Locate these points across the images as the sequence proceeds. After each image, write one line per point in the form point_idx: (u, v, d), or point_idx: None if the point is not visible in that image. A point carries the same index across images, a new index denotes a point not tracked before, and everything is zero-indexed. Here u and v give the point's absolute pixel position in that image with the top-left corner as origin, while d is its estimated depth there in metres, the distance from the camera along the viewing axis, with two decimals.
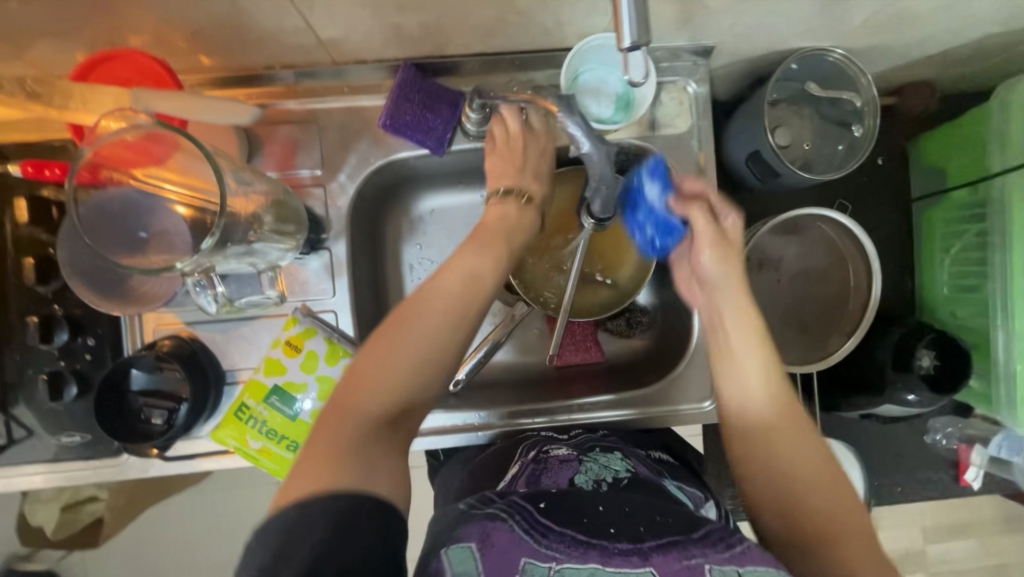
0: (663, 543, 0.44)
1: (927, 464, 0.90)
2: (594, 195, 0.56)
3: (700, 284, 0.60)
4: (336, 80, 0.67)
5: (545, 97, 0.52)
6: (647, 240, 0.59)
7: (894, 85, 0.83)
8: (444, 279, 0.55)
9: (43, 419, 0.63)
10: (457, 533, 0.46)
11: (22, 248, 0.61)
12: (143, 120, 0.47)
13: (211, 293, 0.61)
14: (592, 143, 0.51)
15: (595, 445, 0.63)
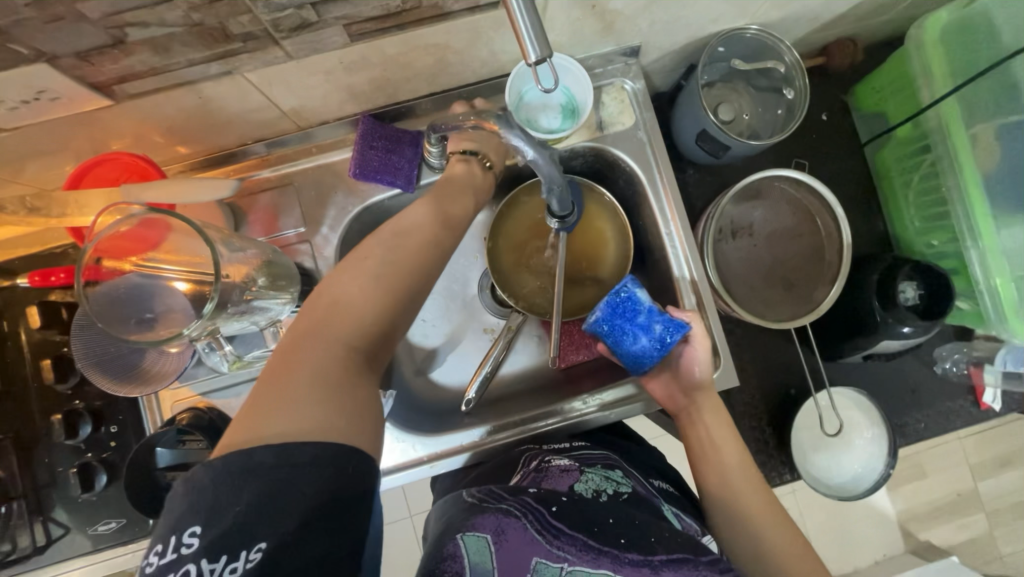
0: (673, 558, 0.50)
1: (946, 395, 0.90)
2: (550, 195, 0.59)
3: (681, 385, 0.70)
4: (304, 143, 0.72)
5: (488, 119, 0.50)
6: (655, 338, 0.66)
7: (817, 46, 0.88)
8: (416, 211, 0.59)
9: (77, 513, 0.65)
10: (468, 522, 0.51)
11: (41, 352, 0.65)
12: (137, 210, 0.52)
13: (219, 352, 0.64)
14: (535, 150, 0.52)
15: (596, 461, 0.65)
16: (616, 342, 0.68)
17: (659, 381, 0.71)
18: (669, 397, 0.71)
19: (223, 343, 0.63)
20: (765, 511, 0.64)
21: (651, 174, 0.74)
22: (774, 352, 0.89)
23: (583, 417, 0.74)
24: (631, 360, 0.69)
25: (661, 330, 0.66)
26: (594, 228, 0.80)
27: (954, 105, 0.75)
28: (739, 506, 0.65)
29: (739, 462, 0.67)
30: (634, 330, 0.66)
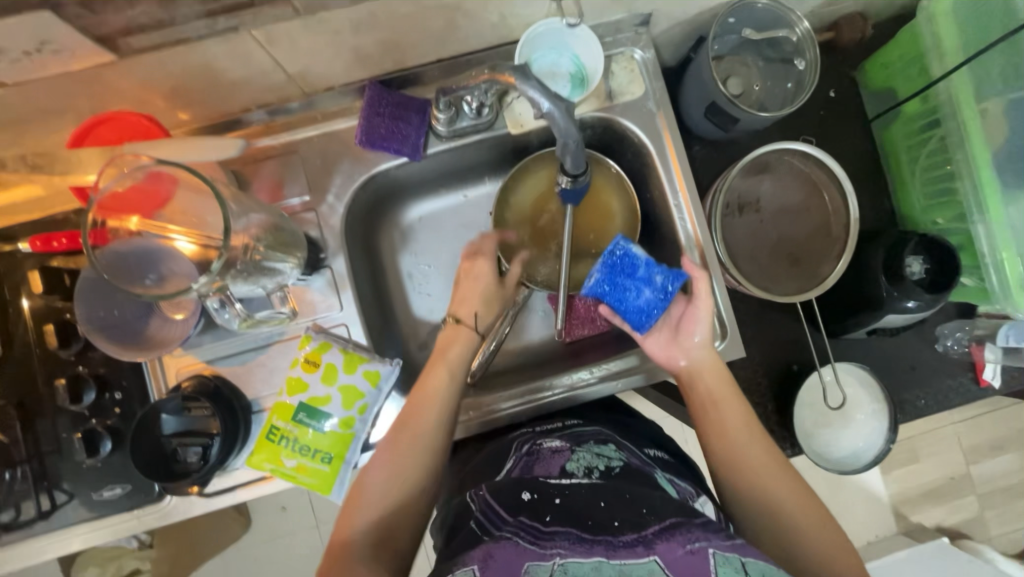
0: (665, 527, 0.48)
1: (945, 372, 0.91)
2: (564, 153, 0.57)
3: (681, 344, 0.69)
4: (308, 110, 0.71)
5: (502, 71, 0.51)
6: (657, 290, 0.67)
7: (827, 21, 0.88)
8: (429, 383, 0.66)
9: (81, 479, 0.65)
10: (462, 556, 0.48)
11: (44, 318, 0.65)
12: (143, 162, 0.51)
13: (229, 309, 0.64)
14: (552, 102, 0.51)
15: (588, 438, 0.65)
16: (618, 301, 0.69)
17: (663, 339, 0.70)
18: (669, 359, 0.70)
19: (230, 300, 0.63)
20: (776, 475, 0.60)
21: (659, 145, 0.73)
22: (778, 329, 0.89)
23: (588, 388, 0.74)
24: (633, 316, 0.69)
25: (662, 280, 0.67)
26: (600, 202, 0.80)
27: (966, 77, 0.75)
28: (744, 466, 0.62)
29: (741, 420, 0.65)
30: (636, 284, 0.67)
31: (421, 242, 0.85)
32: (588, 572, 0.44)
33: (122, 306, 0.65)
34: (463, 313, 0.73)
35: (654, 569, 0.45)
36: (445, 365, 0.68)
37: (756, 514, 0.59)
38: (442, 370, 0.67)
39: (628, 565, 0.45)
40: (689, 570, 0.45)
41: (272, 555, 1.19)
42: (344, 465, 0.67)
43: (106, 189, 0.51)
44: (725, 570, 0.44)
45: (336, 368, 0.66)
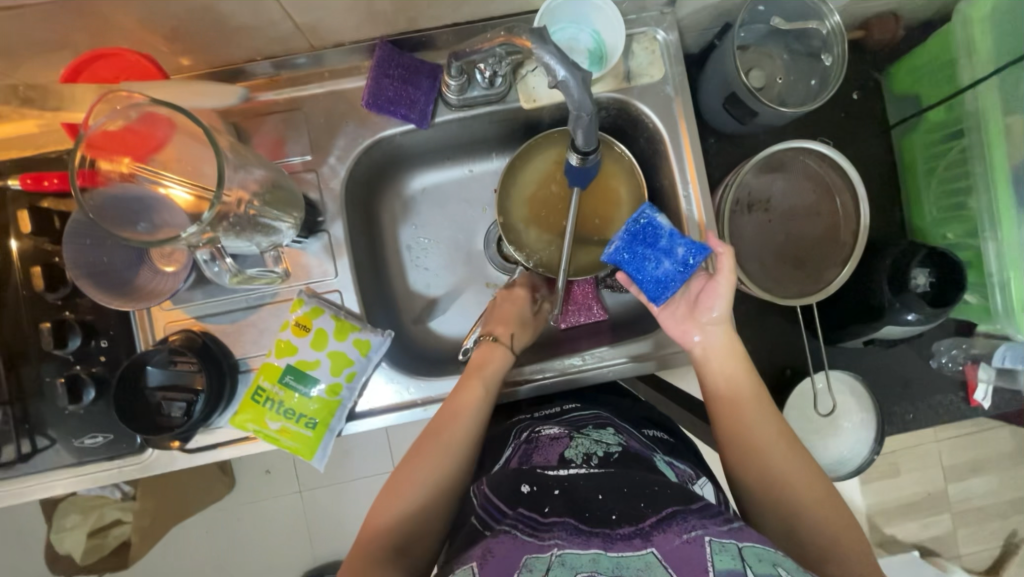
0: (663, 518, 0.47)
1: (937, 388, 0.91)
2: (576, 127, 0.54)
3: (697, 319, 0.68)
4: (315, 66, 0.68)
5: (518, 34, 0.49)
6: (677, 262, 0.67)
7: (858, 19, 0.85)
8: (469, 389, 0.67)
9: (62, 425, 0.64)
10: (463, 555, 0.49)
11: (28, 260, 0.63)
12: (135, 99, 0.49)
13: (220, 264, 0.61)
14: (568, 69, 0.48)
15: (587, 423, 0.67)
16: (636, 270, 0.69)
17: (678, 312, 0.69)
18: (684, 334, 0.68)
19: (221, 255, 0.59)
20: (794, 470, 0.59)
21: (674, 132, 0.71)
22: (775, 333, 0.89)
23: (582, 371, 0.74)
24: (650, 287, 0.69)
25: (684, 253, 0.67)
26: (608, 187, 0.78)
27: (993, 88, 0.74)
28: (761, 467, 0.60)
29: (761, 418, 0.62)
30: (656, 255, 0.67)
31: (422, 215, 0.83)
32: (586, 563, 0.44)
33: (113, 253, 0.63)
34: (500, 332, 0.74)
35: (652, 561, 0.44)
36: (479, 380, 0.68)
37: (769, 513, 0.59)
38: (477, 383, 0.67)
39: (626, 557, 0.45)
40: (688, 558, 0.44)
41: (252, 516, 1.20)
42: (328, 432, 0.66)
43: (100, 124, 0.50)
44: (720, 557, 0.44)
45: (326, 334, 0.66)
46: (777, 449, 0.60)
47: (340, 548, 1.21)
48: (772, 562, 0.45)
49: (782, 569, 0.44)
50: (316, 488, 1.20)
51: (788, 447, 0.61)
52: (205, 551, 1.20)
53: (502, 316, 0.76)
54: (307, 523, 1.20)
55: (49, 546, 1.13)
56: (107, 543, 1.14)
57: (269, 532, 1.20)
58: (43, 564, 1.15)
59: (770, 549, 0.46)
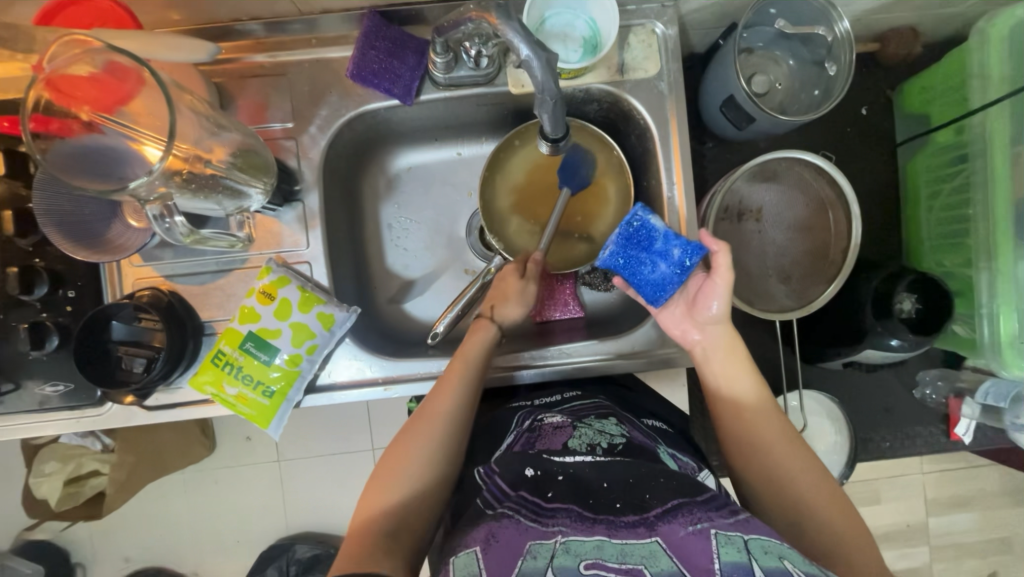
0: (668, 509, 0.47)
1: (917, 418, 0.89)
2: (542, 111, 0.53)
3: (696, 319, 0.66)
4: (304, 33, 0.67)
5: (488, 9, 0.49)
6: (674, 264, 0.66)
7: (874, 31, 0.81)
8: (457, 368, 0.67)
9: (24, 369, 0.65)
10: (464, 538, 0.49)
11: (3, 204, 0.62)
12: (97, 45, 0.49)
13: (170, 223, 0.55)
14: (531, 48, 0.47)
15: (588, 412, 0.65)
16: (631, 274, 0.68)
17: (671, 315, 0.68)
18: (683, 334, 0.68)
19: (171, 211, 0.55)
20: (806, 473, 0.58)
21: (664, 132, 0.69)
22: (756, 347, 0.87)
23: (545, 363, 0.74)
24: (648, 290, 0.68)
25: (679, 254, 0.65)
26: (596, 182, 0.76)
27: (1005, 112, 0.69)
28: (776, 477, 0.58)
29: (776, 428, 0.61)
30: (651, 258, 0.66)
31: (405, 194, 0.82)
32: (590, 550, 0.44)
33: (85, 204, 0.63)
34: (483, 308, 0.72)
35: (655, 549, 0.44)
36: (467, 362, 0.67)
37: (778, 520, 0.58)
38: (459, 362, 0.66)
39: (629, 545, 0.45)
40: (693, 551, 0.43)
41: (223, 480, 1.21)
42: (286, 402, 0.66)
43: (55, 66, 0.49)
44: (726, 549, 0.43)
45: (291, 304, 0.65)
46: (788, 452, 0.59)
47: (309, 519, 1.22)
48: (778, 554, 0.43)
49: (789, 561, 0.42)
50: (290, 459, 1.21)
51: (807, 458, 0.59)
52: (175, 510, 1.21)
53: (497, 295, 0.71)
54: (277, 492, 1.21)
55: (27, 491, 1.16)
56: (83, 492, 1.14)
57: (239, 497, 1.21)
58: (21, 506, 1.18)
59: (776, 541, 0.45)
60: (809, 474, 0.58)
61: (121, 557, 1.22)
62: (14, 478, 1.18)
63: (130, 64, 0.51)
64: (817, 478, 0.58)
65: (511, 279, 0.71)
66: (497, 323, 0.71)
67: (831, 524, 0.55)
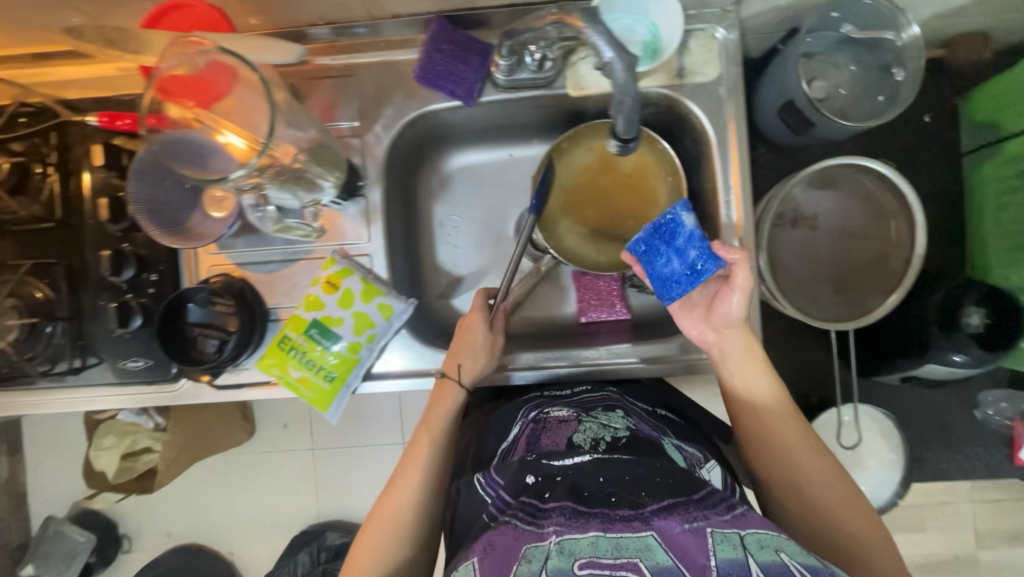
0: (663, 507, 0.47)
1: (975, 439, 0.86)
2: (618, 114, 0.56)
3: (711, 321, 0.65)
4: (373, 37, 0.70)
5: (570, 13, 0.51)
6: (686, 264, 0.64)
7: (942, 36, 0.79)
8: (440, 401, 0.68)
9: (109, 345, 0.70)
10: (465, 553, 0.49)
11: (99, 193, 0.68)
12: (210, 47, 0.53)
13: (263, 210, 0.67)
14: (614, 51, 0.51)
15: (596, 405, 0.67)
16: (648, 263, 0.66)
17: (688, 313, 0.67)
18: (700, 335, 0.67)
19: (266, 201, 0.66)
20: (823, 473, 0.59)
21: (722, 136, 0.69)
22: (803, 357, 0.86)
23: (595, 363, 0.75)
24: (658, 283, 0.66)
25: (694, 257, 0.63)
26: (646, 185, 0.77)
27: None
28: (794, 481, 0.60)
29: (796, 434, 0.61)
30: (668, 252, 0.64)
31: (457, 193, 0.84)
32: (585, 548, 0.44)
33: (170, 193, 0.67)
34: (449, 365, 0.69)
35: (651, 543, 0.44)
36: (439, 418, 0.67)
37: (797, 523, 0.59)
38: (425, 438, 0.66)
39: (624, 538, 0.44)
40: (688, 547, 0.43)
41: (264, 465, 1.26)
42: (344, 387, 0.69)
43: (169, 67, 0.54)
44: (722, 546, 0.43)
45: (354, 294, 0.68)
46: (805, 454, 0.60)
47: (343, 508, 1.26)
48: (775, 547, 0.43)
49: (784, 553, 0.42)
50: (328, 447, 1.25)
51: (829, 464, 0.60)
52: (218, 491, 1.26)
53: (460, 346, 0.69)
54: (315, 479, 1.25)
55: (88, 463, 1.22)
56: (136, 467, 1.17)
57: (279, 483, 1.26)
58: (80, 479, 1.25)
59: (772, 534, 0.45)
60: (827, 474, 0.59)
61: (164, 532, 1.27)
62: (73, 453, 1.25)
63: (233, 65, 0.55)
64: (834, 478, 0.59)
65: (478, 324, 0.70)
66: (465, 381, 0.69)
67: (846, 526, 0.57)
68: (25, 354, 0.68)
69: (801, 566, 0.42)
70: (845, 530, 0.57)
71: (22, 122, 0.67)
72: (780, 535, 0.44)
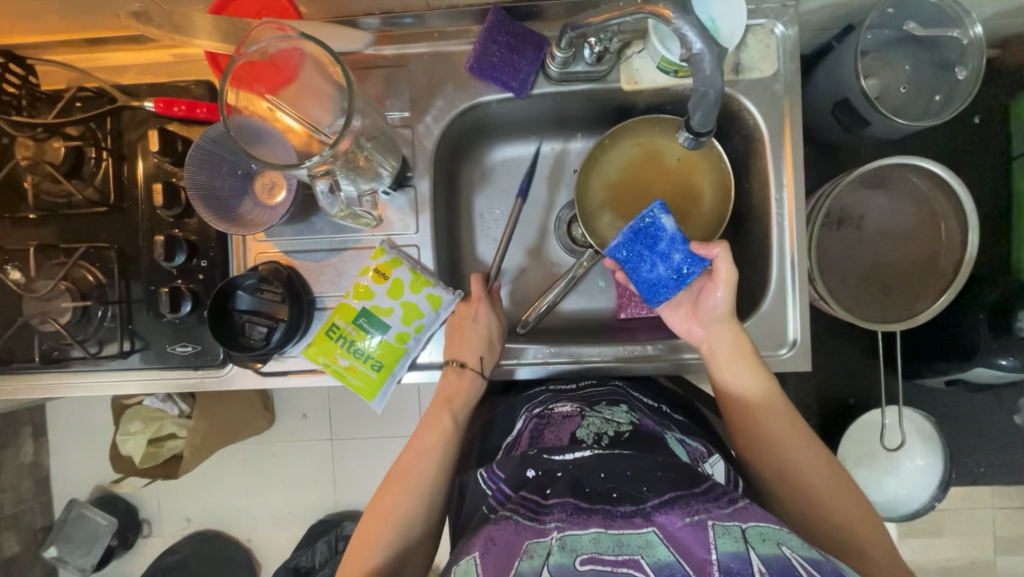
0: (664, 502, 0.46)
1: (1012, 445, 0.85)
2: (695, 109, 0.57)
3: (699, 317, 0.66)
4: (425, 27, 0.70)
5: (656, 3, 0.52)
6: (672, 268, 0.64)
7: (998, 36, 0.78)
8: (450, 390, 0.67)
9: (158, 331, 0.70)
10: (465, 547, 0.49)
11: (156, 180, 0.69)
12: (292, 32, 0.55)
13: (336, 196, 0.61)
14: (706, 43, 0.51)
15: (601, 399, 0.67)
16: (631, 270, 0.65)
17: (678, 311, 0.67)
18: (688, 332, 0.67)
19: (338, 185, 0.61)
20: (817, 468, 0.58)
21: (776, 133, 0.68)
22: (840, 358, 0.87)
23: (643, 359, 0.73)
24: (643, 289, 0.66)
25: (679, 259, 0.63)
26: (691, 182, 0.76)
27: None
28: (790, 476, 0.59)
29: (791, 428, 0.61)
30: (652, 257, 0.64)
31: (498, 185, 0.84)
32: (586, 544, 0.43)
33: (225, 180, 0.68)
34: (456, 354, 0.68)
35: (652, 539, 0.43)
36: (448, 414, 0.66)
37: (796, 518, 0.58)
38: (444, 416, 0.65)
39: (625, 535, 0.44)
40: (689, 543, 0.43)
41: (285, 454, 1.25)
42: (390, 377, 0.70)
43: (248, 53, 0.55)
44: (724, 540, 0.42)
45: (403, 284, 0.68)
46: (800, 449, 0.59)
47: (361, 497, 1.26)
48: (776, 541, 0.42)
49: (786, 547, 0.41)
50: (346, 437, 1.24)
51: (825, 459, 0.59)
52: (239, 480, 1.26)
53: (457, 330, 0.69)
54: (336, 470, 1.25)
55: (113, 447, 1.20)
56: (161, 452, 1.15)
57: (300, 473, 1.25)
58: (104, 465, 1.25)
59: (776, 528, 0.44)
60: (825, 468, 0.58)
61: (184, 518, 1.26)
62: (96, 440, 1.24)
63: (306, 54, 0.58)
64: (827, 472, 0.58)
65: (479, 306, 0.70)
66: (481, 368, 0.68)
67: (838, 519, 0.56)
68: (76, 336, 0.68)
69: (803, 560, 0.41)
70: (839, 524, 0.56)
71: (77, 107, 0.68)
72: (782, 527, 0.43)
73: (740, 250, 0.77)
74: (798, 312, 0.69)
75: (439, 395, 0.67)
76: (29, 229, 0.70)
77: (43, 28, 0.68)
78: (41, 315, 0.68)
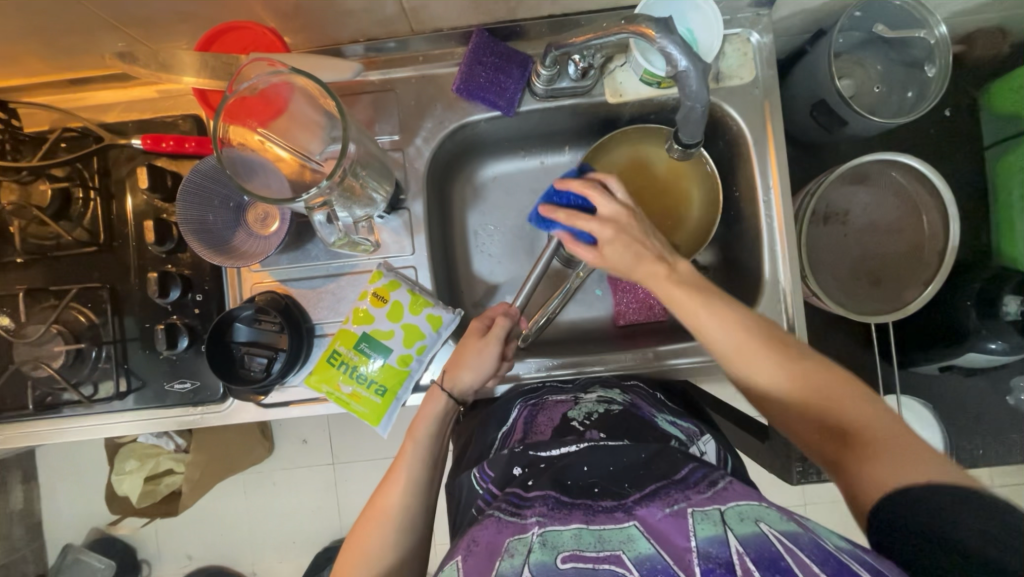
0: (645, 495, 0.46)
1: (1011, 425, 0.86)
2: (683, 123, 0.59)
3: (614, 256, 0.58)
4: (410, 52, 0.71)
5: (641, 23, 0.53)
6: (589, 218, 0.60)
7: (961, 32, 0.81)
8: (426, 414, 0.64)
9: (154, 369, 0.69)
10: (449, 553, 0.47)
11: (147, 217, 0.68)
12: (284, 67, 0.55)
13: (336, 225, 0.61)
14: (690, 60, 0.53)
15: (596, 384, 0.69)
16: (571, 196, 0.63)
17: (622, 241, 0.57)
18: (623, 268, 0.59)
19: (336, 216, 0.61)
20: (790, 377, 0.51)
21: (759, 137, 0.70)
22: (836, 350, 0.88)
23: (645, 366, 0.73)
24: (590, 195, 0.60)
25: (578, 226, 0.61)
26: (681, 189, 0.76)
27: None
28: (780, 395, 0.52)
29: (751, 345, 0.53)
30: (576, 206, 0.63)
31: (490, 202, 0.84)
32: (568, 541, 0.43)
33: (217, 213, 0.67)
34: (449, 376, 0.65)
35: (633, 533, 0.42)
36: (421, 434, 0.63)
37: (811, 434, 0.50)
38: (417, 440, 0.62)
39: (608, 530, 0.43)
40: (670, 533, 0.42)
41: (287, 483, 1.22)
42: (395, 401, 0.69)
43: (241, 90, 0.55)
44: (703, 525, 0.42)
45: (402, 306, 0.68)
46: (776, 365, 0.52)
47: None
48: (755, 518, 0.42)
49: (763, 524, 0.41)
50: (348, 461, 1.22)
51: (795, 362, 0.52)
52: (240, 512, 1.23)
53: (461, 352, 0.66)
54: (340, 496, 1.23)
55: (108, 488, 1.16)
56: (159, 490, 1.12)
57: (303, 501, 1.23)
58: (101, 507, 1.21)
59: (755, 505, 0.43)
60: (806, 370, 0.52)
61: (186, 554, 1.23)
62: (91, 481, 1.20)
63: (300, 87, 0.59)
64: (805, 374, 0.51)
65: (471, 339, 0.66)
66: (451, 391, 0.65)
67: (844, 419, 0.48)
68: (71, 379, 0.67)
69: (780, 535, 0.40)
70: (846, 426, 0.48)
71: (63, 148, 0.68)
72: (762, 503, 0.43)
73: (732, 252, 0.79)
74: (795, 309, 0.69)
75: (418, 418, 0.64)
76: (15, 273, 0.69)
77: (25, 72, 0.68)
78: (34, 360, 0.66)
